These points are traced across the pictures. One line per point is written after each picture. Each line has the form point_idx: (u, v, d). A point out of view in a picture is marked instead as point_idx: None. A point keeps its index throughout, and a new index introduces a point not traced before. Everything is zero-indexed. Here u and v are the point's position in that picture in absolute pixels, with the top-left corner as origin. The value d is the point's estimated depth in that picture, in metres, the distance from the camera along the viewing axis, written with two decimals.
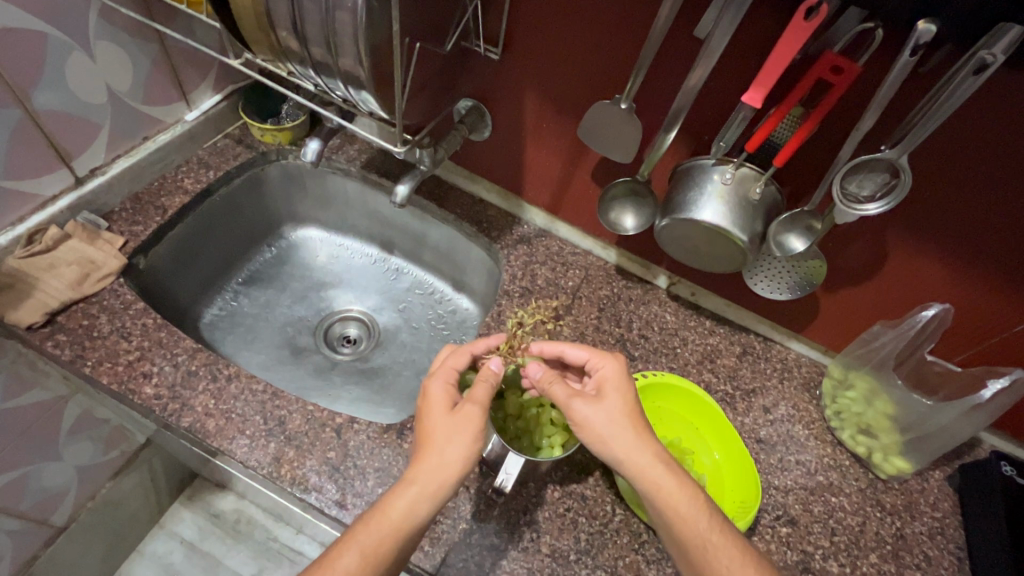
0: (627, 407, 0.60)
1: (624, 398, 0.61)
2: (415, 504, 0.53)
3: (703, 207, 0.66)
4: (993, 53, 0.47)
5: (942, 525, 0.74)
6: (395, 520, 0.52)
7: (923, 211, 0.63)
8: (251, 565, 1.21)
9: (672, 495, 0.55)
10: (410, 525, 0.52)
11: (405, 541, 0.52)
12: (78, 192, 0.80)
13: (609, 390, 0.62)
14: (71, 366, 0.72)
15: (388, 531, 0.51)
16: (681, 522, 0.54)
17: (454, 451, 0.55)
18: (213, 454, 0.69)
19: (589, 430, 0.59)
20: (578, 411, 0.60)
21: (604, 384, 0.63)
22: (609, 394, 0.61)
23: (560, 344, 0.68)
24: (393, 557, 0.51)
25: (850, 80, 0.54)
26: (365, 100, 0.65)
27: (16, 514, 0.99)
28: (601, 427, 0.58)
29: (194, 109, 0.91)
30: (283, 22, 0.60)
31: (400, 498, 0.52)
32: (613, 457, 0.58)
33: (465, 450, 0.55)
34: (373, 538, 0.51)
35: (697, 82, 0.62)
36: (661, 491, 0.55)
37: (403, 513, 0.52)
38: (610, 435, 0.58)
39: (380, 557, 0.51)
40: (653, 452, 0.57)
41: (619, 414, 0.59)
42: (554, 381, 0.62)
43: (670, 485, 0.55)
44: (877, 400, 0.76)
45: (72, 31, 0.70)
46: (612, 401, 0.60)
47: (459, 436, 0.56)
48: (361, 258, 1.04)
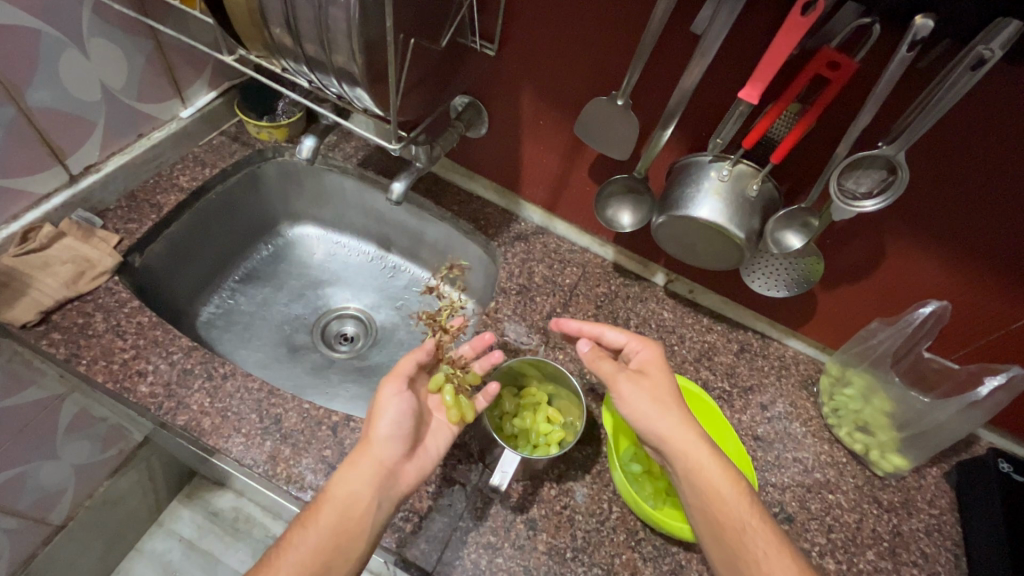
0: (672, 389, 0.63)
1: (665, 377, 0.64)
2: (351, 479, 0.56)
3: (700, 204, 0.66)
4: (991, 48, 0.46)
5: (939, 521, 0.74)
6: (337, 499, 0.55)
7: (921, 207, 0.63)
8: (249, 563, 1.22)
9: (713, 473, 0.58)
10: (353, 501, 0.55)
11: (353, 517, 0.54)
12: (72, 190, 0.80)
13: (651, 368, 0.64)
14: (66, 365, 0.71)
15: (333, 510, 0.54)
16: (718, 505, 0.57)
17: (382, 421, 0.59)
18: (209, 453, 0.69)
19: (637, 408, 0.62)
20: (627, 391, 0.63)
21: (646, 368, 0.65)
22: (651, 372, 0.64)
23: (600, 326, 0.69)
24: (347, 535, 0.54)
25: (848, 75, 0.53)
26: (360, 97, 0.65)
27: (14, 513, 0.98)
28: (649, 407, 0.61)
29: (189, 106, 0.91)
30: (276, 18, 0.59)
31: (338, 478, 0.56)
32: (659, 435, 0.60)
33: (391, 418, 0.59)
34: (320, 518, 0.54)
35: (693, 78, 0.61)
36: (702, 475, 0.58)
37: (345, 490, 0.55)
38: (659, 415, 0.61)
39: (330, 534, 0.53)
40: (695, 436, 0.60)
41: (661, 392, 0.62)
42: (601, 359, 0.66)
43: (712, 469, 0.58)
44: (875, 397, 0.77)
45: (65, 27, 0.69)
46: (658, 383, 0.63)
47: (385, 406, 0.60)
48: (358, 255, 1.04)
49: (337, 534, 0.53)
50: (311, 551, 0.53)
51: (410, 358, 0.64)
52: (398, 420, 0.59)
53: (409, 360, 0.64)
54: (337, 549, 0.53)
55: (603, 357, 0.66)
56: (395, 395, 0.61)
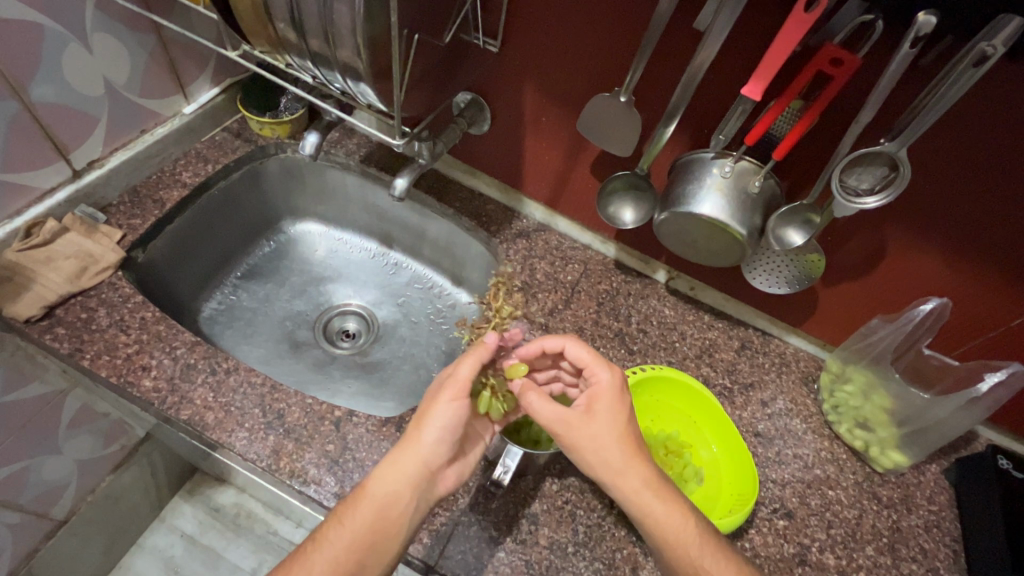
0: (621, 423, 0.58)
1: (618, 408, 0.59)
2: (392, 479, 0.55)
3: (703, 200, 0.66)
4: (993, 45, 0.47)
5: (938, 517, 0.74)
6: (376, 499, 0.55)
7: (922, 204, 0.63)
8: (250, 559, 1.23)
9: (660, 514, 0.56)
10: (393, 502, 0.55)
11: (390, 519, 0.55)
12: (75, 185, 0.80)
13: (603, 402, 0.59)
14: (70, 359, 0.72)
15: (371, 510, 0.54)
16: (672, 546, 0.55)
17: (431, 427, 0.57)
18: (212, 447, 0.69)
19: (577, 450, 0.57)
20: (567, 433, 0.58)
21: (596, 401, 0.59)
22: (603, 405, 0.59)
23: (561, 339, 0.64)
24: (382, 537, 0.54)
25: (850, 71, 0.53)
26: (364, 92, 0.65)
27: (16, 508, 0.98)
28: (590, 447, 0.57)
29: (192, 102, 0.91)
30: (281, 14, 0.59)
31: (378, 477, 0.55)
32: (603, 477, 0.57)
33: (445, 426, 0.57)
34: (357, 517, 0.54)
35: (696, 75, 0.62)
36: (652, 516, 0.56)
37: (384, 491, 0.55)
38: (604, 454, 0.57)
39: (365, 535, 0.54)
40: (643, 473, 0.57)
41: (610, 427, 0.58)
42: (534, 393, 0.60)
43: (661, 511, 0.56)
44: (875, 394, 0.77)
45: (68, 22, 0.69)
46: (604, 419, 0.58)
47: (437, 415, 0.57)
48: (360, 252, 1.04)
49: (372, 535, 0.54)
50: (344, 550, 0.53)
51: (468, 363, 0.59)
52: (450, 430, 0.57)
53: (467, 364, 0.59)
54: (371, 549, 0.54)
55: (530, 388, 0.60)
56: (451, 404, 0.57)
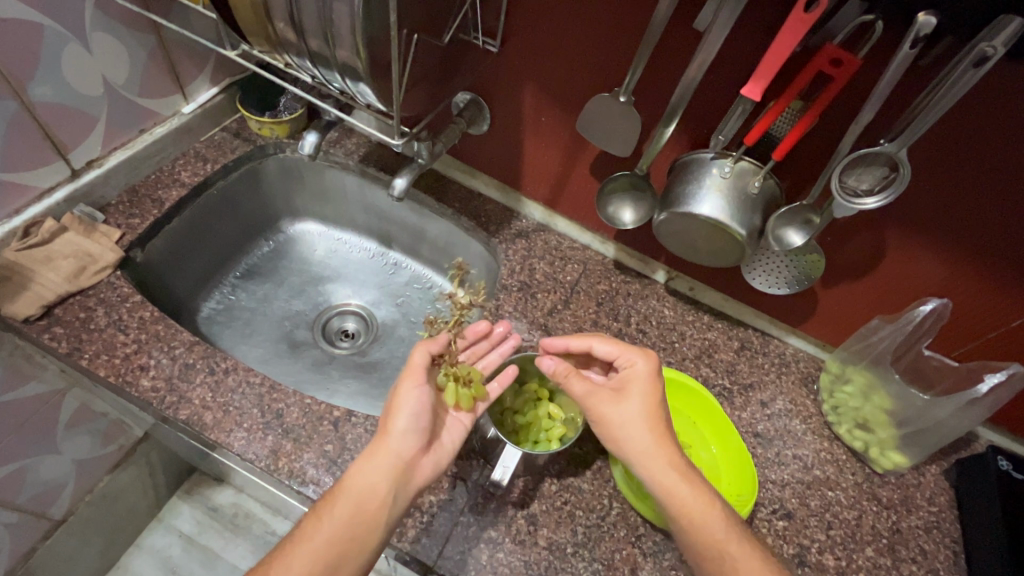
0: (652, 408, 0.60)
1: (650, 392, 0.61)
2: (368, 471, 0.55)
3: (702, 201, 0.66)
4: (993, 45, 0.46)
5: (938, 518, 0.74)
6: (354, 491, 0.55)
7: (923, 204, 0.63)
8: (249, 559, 1.23)
9: (685, 496, 0.56)
10: (370, 493, 0.55)
11: (369, 511, 0.54)
12: (74, 184, 0.80)
13: (636, 385, 0.61)
14: (68, 359, 0.71)
15: (349, 502, 0.54)
16: (696, 534, 0.55)
17: (401, 415, 0.58)
18: (211, 447, 0.69)
19: (609, 429, 0.61)
20: (598, 412, 0.62)
21: (629, 383, 0.62)
22: (635, 388, 0.61)
23: (588, 338, 0.65)
24: (361, 529, 0.54)
25: (850, 72, 0.53)
26: (363, 92, 0.65)
27: (14, 507, 0.98)
28: (620, 427, 0.60)
29: (191, 102, 0.91)
30: (280, 13, 0.59)
31: (355, 470, 0.56)
32: (631, 459, 0.59)
33: (414, 413, 0.58)
34: (334, 511, 0.54)
35: (696, 75, 0.61)
36: (676, 503, 0.56)
37: (360, 483, 0.55)
38: (632, 435, 0.59)
39: (344, 527, 0.54)
40: (671, 457, 0.58)
41: (641, 409, 0.60)
42: (572, 375, 0.63)
43: (689, 497, 0.56)
44: (875, 395, 0.77)
45: (67, 21, 0.69)
46: (634, 402, 0.61)
47: (403, 403, 0.58)
48: (359, 252, 1.04)
49: (351, 527, 0.53)
50: (323, 544, 0.53)
51: (421, 349, 0.61)
52: (417, 414, 0.58)
53: (421, 353, 0.61)
54: (351, 543, 0.53)
55: (574, 374, 0.63)
56: (412, 390, 0.59)
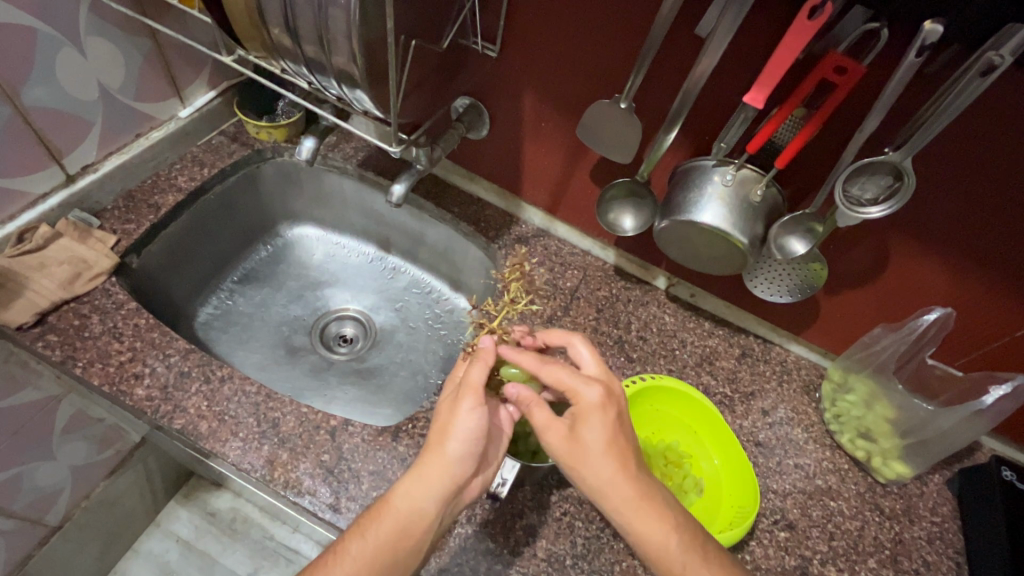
0: (608, 440, 0.53)
1: (606, 424, 0.54)
2: (419, 493, 0.53)
3: (703, 208, 0.65)
4: (1001, 54, 0.46)
5: (941, 529, 0.73)
6: (402, 510, 0.53)
7: (926, 212, 0.62)
8: (247, 564, 1.22)
9: (645, 525, 0.52)
10: (418, 514, 0.53)
11: (413, 532, 0.53)
12: (69, 190, 0.79)
13: (592, 416, 0.54)
14: (62, 367, 0.71)
15: (394, 522, 0.52)
16: (658, 557, 0.53)
17: (455, 439, 0.55)
18: (206, 456, 0.68)
19: (562, 460, 0.55)
20: (553, 444, 0.55)
21: (583, 415, 0.54)
22: (591, 420, 0.54)
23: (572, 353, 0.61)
24: (405, 549, 0.52)
25: (854, 80, 0.53)
26: (360, 99, 0.64)
27: (9, 514, 0.97)
28: (575, 460, 0.53)
29: (188, 106, 0.90)
30: (275, 19, 0.59)
31: (404, 489, 0.53)
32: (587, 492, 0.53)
33: (470, 439, 0.55)
34: (380, 528, 0.52)
35: (698, 83, 0.61)
36: (634, 533, 0.53)
37: (408, 505, 0.53)
38: (588, 472, 0.53)
39: (387, 548, 0.52)
40: (626, 492, 0.52)
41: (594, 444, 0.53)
42: (533, 406, 0.57)
43: (645, 528, 0.52)
44: (877, 404, 0.76)
45: (60, 25, 0.68)
46: (591, 435, 0.53)
47: (458, 422, 0.56)
48: (357, 256, 1.03)
49: (395, 547, 0.52)
50: (366, 564, 0.51)
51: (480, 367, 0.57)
52: (473, 438, 0.55)
53: (480, 369, 0.57)
54: (394, 563, 0.52)
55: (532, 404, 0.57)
56: (470, 412, 0.56)
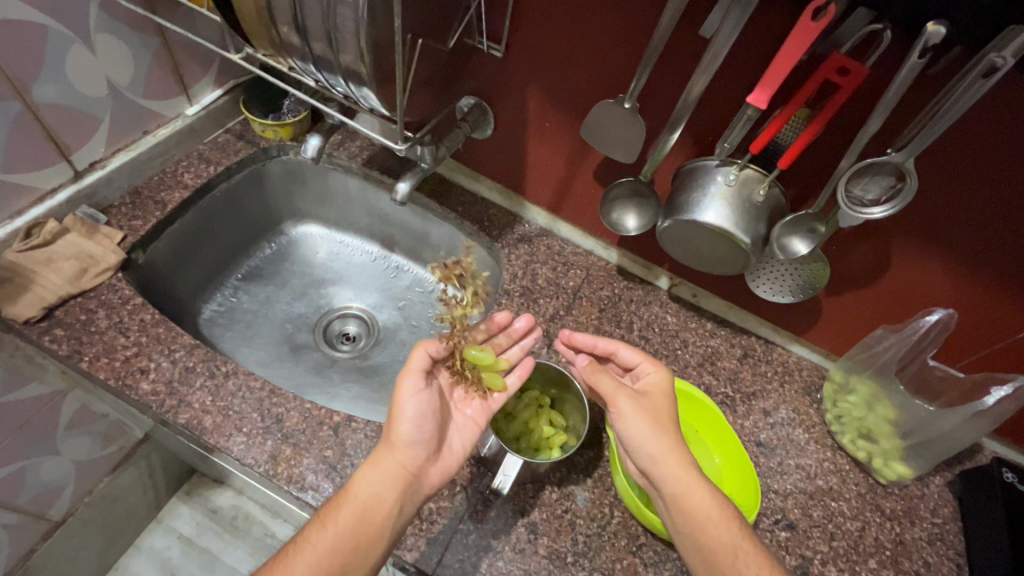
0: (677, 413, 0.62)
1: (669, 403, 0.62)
2: (374, 480, 0.55)
3: (706, 208, 0.65)
4: (1003, 56, 0.46)
5: (942, 531, 0.73)
6: (359, 496, 0.55)
7: (929, 213, 0.63)
8: (248, 562, 1.22)
9: (702, 500, 0.56)
10: (375, 501, 0.54)
11: (373, 519, 0.54)
12: (77, 186, 0.80)
13: (658, 393, 0.63)
14: (68, 361, 0.71)
15: (353, 510, 0.54)
16: (711, 533, 0.55)
17: (405, 422, 0.58)
18: (210, 450, 0.69)
19: (635, 421, 0.60)
20: (629, 405, 0.61)
21: (652, 392, 0.63)
22: (658, 395, 0.62)
23: (615, 342, 0.67)
24: (365, 539, 0.53)
25: (857, 81, 0.53)
26: (366, 96, 0.65)
27: (13, 508, 0.98)
28: (652, 420, 0.60)
29: (195, 104, 0.91)
30: (283, 17, 0.59)
31: (360, 478, 0.55)
32: (649, 456, 0.58)
33: (416, 417, 0.58)
34: (338, 517, 0.54)
35: (702, 83, 0.61)
36: (688, 499, 0.57)
37: (366, 491, 0.55)
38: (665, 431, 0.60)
39: (348, 535, 0.53)
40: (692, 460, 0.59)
41: (660, 413, 0.61)
42: (599, 373, 0.63)
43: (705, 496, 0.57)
44: (878, 404, 0.76)
45: (72, 23, 0.69)
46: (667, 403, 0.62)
47: (403, 406, 0.58)
48: (361, 255, 1.04)
49: (354, 537, 0.53)
50: (327, 552, 0.52)
51: (421, 351, 0.60)
52: (419, 419, 0.58)
53: (422, 356, 0.60)
54: (355, 552, 0.53)
55: (601, 371, 0.63)
56: (414, 394, 0.58)
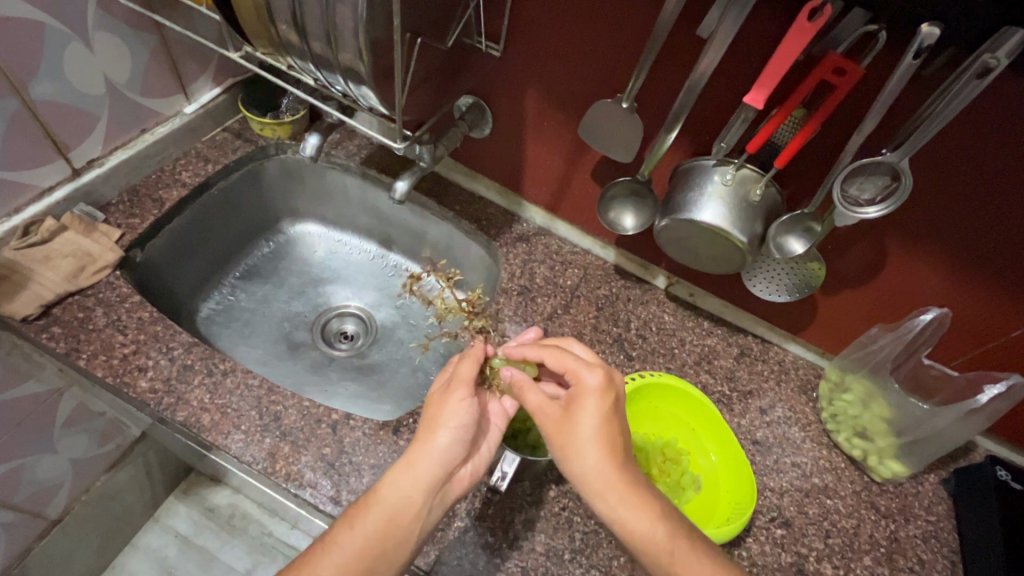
0: (601, 424, 0.55)
1: (601, 411, 0.55)
2: (407, 482, 0.54)
3: (703, 208, 0.66)
4: (997, 57, 0.47)
5: (936, 528, 0.74)
6: (391, 500, 0.54)
7: (924, 212, 0.63)
8: (245, 560, 1.23)
9: (632, 520, 0.52)
10: (406, 504, 0.54)
11: (403, 522, 0.54)
12: (74, 183, 0.80)
13: (587, 401, 0.56)
14: (66, 359, 0.71)
15: (383, 512, 0.54)
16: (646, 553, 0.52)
17: (444, 429, 0.56)
18: (208, 448, 0.69)
19: (556, 445, 0.56)
20: (547, 429, 0.57)
21: (579, 399, 0.57)
22: (585, 407, 0.55)
23: (541, 350, 0.62)
24: (393, 541, 0.53)
25: (853, 81, 0.53)
26: (365, 95, 0.65)
27: (10, 506, 0.98)
28: (567, 443, 0.55)
29: (193, 102, 0.91)
30: (283, 15, 0.59)
31: (391, 479, 0.55)
32: (577, 475, 0.54)
33: (459, 427, 0.57)
34: (368, 520, 0.53)
35: (700, 83, 0.61)
36: (620, 521, 0.52)
37: (397, 494, 0.54)
38: (581, 453, 0.54)
39: (377, 537, 0.53)
40: (615, 480, 0.53)
41: (589, 428, 0.54)
42: (526, 388, 0.59)
43: (633, 515, 0.52)
44: (874, 403, 0.77)
45: (69, 21, 0.69)
46: (587, 415, 0.55)
47: (447, 412, 0.57)
48: (359, 253, 1.04)
49: (383, 539, 0.53)
50: (355, 553, 0.52)
51: (471, 362, 0.61)
52: (461, 427, 0.57)
53: (469, 364, 0.61)
54: (383, 553, 0.53)
55: (527, 386, 0.59)
56: (459, 403, 0.58)
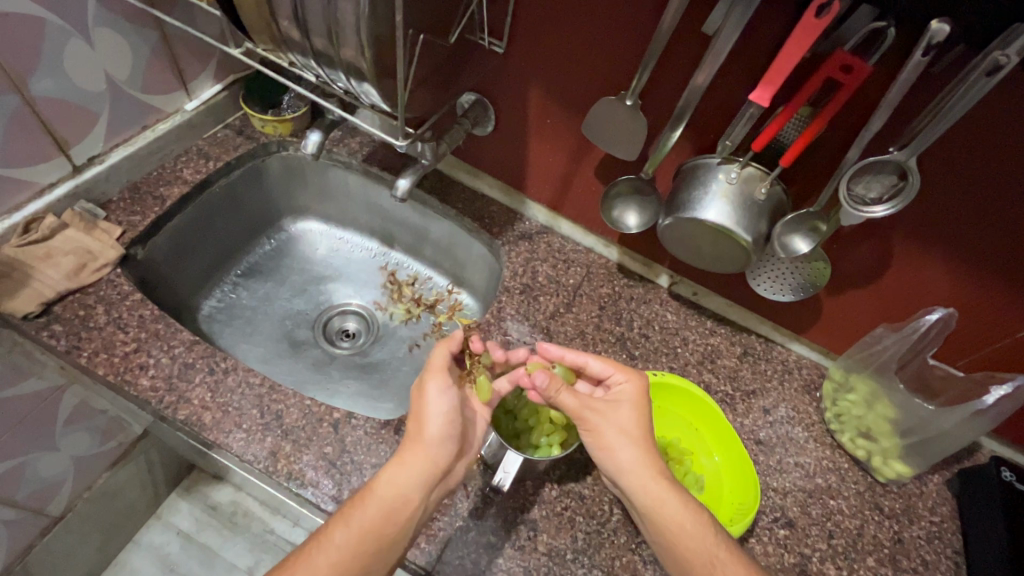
0: (640, 420, 0.60)
1: (639, 409, 0.61)
2: (402, 476, 0.54)
3: (707, 206, 0.65)
4: (1007, 54, 0.46)
5: (940, 529, 0.73)
6: (383, 492, 0.54)
7: (931, 212, 0.63)
8: (247, 557, 1.23)
9: (674, 510, 0.55)
10: (402, 499, 0.54)
11: (398, 515, 0.54)
12: (74, 181, 0.79)
13: (627, 399, 0.61)
14: (67, 357, 0.71)
15: (380, 507, 0.53)
16: (683, 543, 0.54)
17: (433, 420, 0.57)
18: (210, 446, 0.69)
19: (594, 435, 0.60)
20: (589, 420, 0.60)
21: (621, 397, 0.61)
22: (625, 402, 0.61)
23: (585, 355, 0.64)
24: (388, 536, 0.53)
25: (861, 78, 0.53)
26: (367, 92, 0.64)
27: (12, 503, 0.98)
28: (609, 433, 0.59)
29: (194, 98, 0.90)
30: (284, 11, 0.59)
31: (386, 474, 0.55)
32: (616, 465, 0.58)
33: (447, 418, 0.57)
34: (364, 515, 0.53)
35: (705, 81, 0.61)
36: (660, 509, 0.55)
37: (391, 488, 0.54)
38: (621, 444, 0.58)
39: (373, 532, 0.52)
40: (652, 471, 0.57)
41: (630, 422, 0.59)
42: (563, 390, 0.60)
43: (675, 504, 0.56)
44: (878, 403, 0.76)
45: (70, 17, 0.69)
46: (629, 413, 0.60)
47: (432, 404, 0.58)
48: (361, 251, 1.03)
49: (378, 535, 0.52)
50: (352, 548, 0.51)
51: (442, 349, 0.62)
52: (449, 417, 0.58)
53: (443, 354, 0.62)
54: (379, 547, 0.52)
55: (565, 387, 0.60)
56: (442, 394, 0.59)
